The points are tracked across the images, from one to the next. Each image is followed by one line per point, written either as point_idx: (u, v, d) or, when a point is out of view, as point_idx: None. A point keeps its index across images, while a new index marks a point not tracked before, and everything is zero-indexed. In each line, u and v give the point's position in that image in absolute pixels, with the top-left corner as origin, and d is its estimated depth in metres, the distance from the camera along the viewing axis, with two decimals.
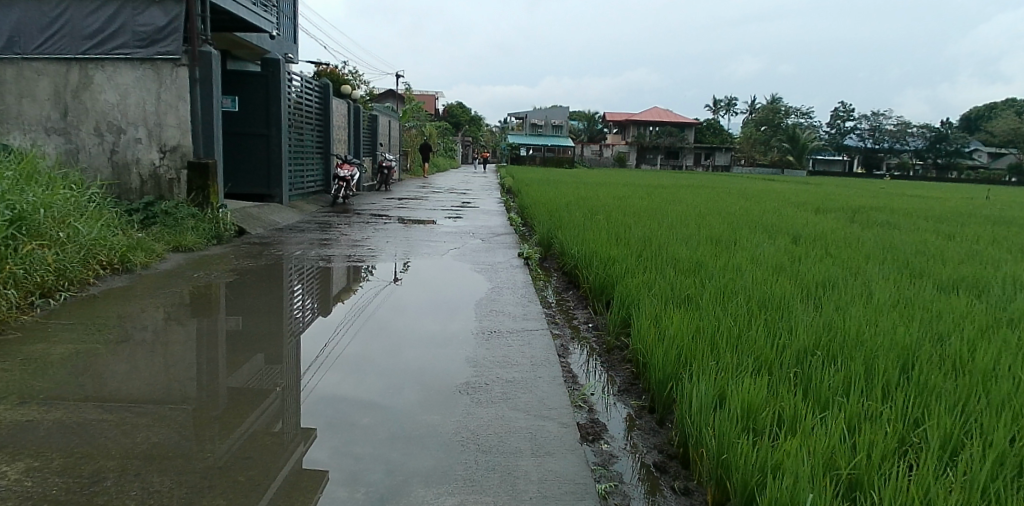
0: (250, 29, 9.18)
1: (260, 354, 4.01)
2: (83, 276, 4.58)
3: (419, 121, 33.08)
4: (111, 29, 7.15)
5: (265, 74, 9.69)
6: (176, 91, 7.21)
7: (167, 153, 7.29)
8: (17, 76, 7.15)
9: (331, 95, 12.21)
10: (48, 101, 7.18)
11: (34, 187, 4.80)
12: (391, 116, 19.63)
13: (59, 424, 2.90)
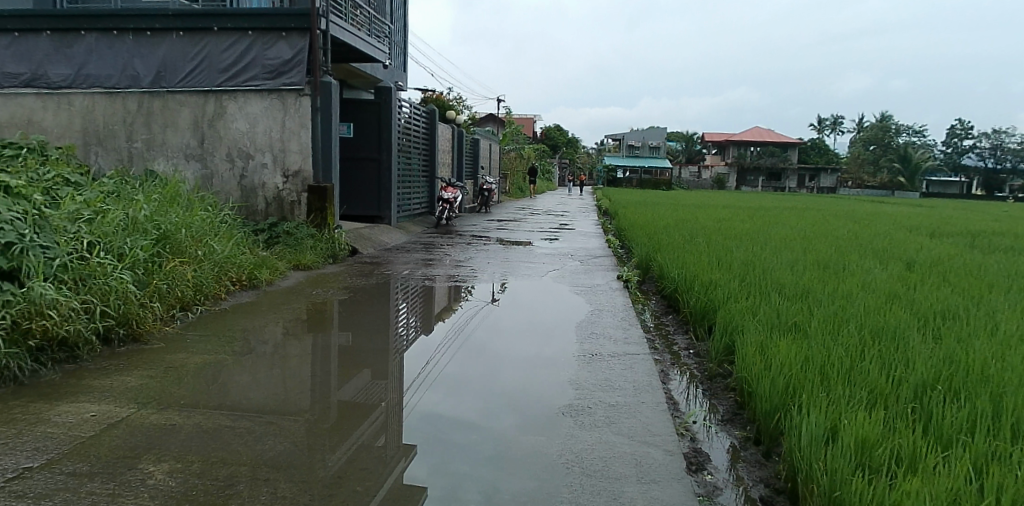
0: (364, 59, 9.68)
1: (367, 370, 4.16)
2: (217, 292, 4.89)
3: (519, 144, 33.78)
4: (244, 62, 7.71)
5: (375, 102, 10.15)
6: (299, 120, 7.68)
7: (290, 178, 7.74)
8: (162, 106, 7.79)
9: (437, 120, 12.63)
10: (187, 130, 7.79)
11: (176, 209, 5.19)
12: (492, 139, 20.04)
13: (197, 429, 3.11)
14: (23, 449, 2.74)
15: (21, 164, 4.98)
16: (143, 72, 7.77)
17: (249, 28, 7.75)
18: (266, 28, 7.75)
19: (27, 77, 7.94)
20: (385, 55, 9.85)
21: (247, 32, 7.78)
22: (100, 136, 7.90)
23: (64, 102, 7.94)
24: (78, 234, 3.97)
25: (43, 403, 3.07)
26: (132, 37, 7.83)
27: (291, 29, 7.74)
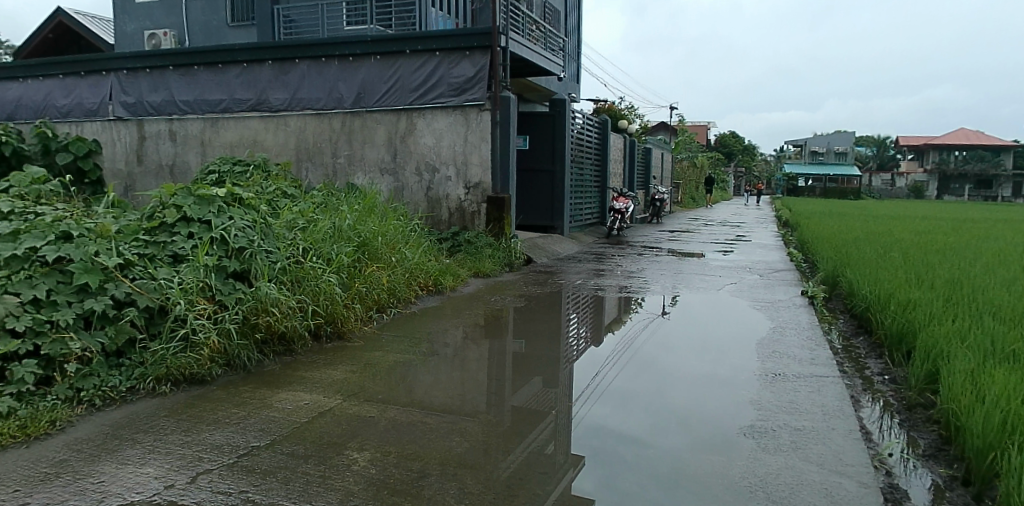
0: (541, 72, 9.64)
1: (538, 378, 4.22)
2: (408, 296, 5.23)
3: (692, 152, 32.85)
4: (429, 81, 7.50)
5: (549, 114, 9.57)
6: (479, 134, 7.39)
7: (471, 189, 7.49)
8: (361, 125, 7.83)
9: (609, 129, 12.11)
10: (383, 146, 7.78)
11: (374, 218, 5.62)
12: (663, 149, 19.60)
13: (392, 422, 3.33)
14: (251, 429, 3.07)
15: (250, 179, 5.65)
16: (345, 94, 7.81)
17: (437, 48, 7.47)
18: (451, 47, 7.42)
19: (253, 102, 8.24)
20: (560, 68, 9.78)
21: (434, 52, 7.49)
22: (310, 153, 8.11)
23: (282, 124, 8.14)
24: (294, 241, 4.43)
25: (266, 390, 3.43)
26: (337, 62, 7.85)
27: (475, 47, 7.40)
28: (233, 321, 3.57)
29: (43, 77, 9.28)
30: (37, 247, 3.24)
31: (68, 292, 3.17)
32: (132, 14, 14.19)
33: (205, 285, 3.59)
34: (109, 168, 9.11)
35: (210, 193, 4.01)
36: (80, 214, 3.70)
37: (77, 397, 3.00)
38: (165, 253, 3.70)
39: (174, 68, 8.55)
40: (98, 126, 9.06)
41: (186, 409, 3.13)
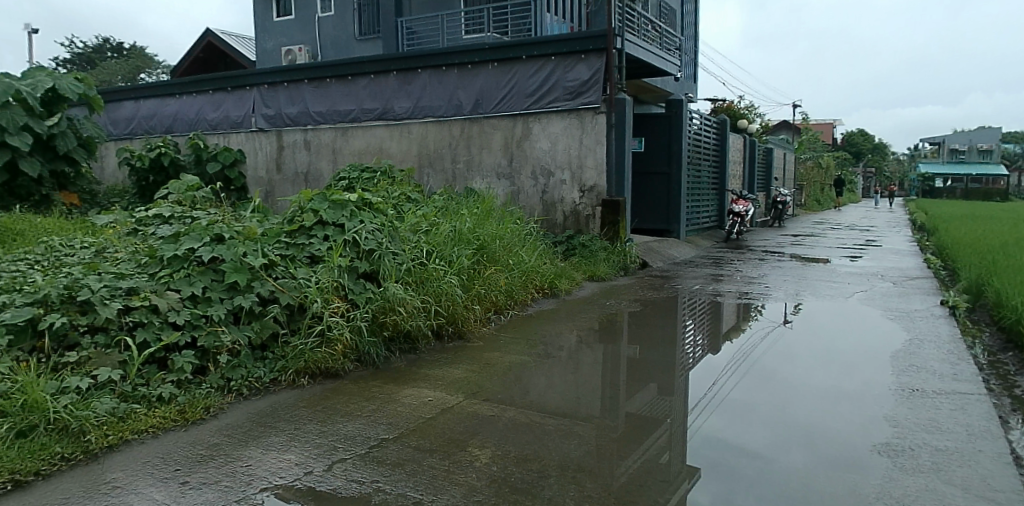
0: (656, 72, 9.38)
1: (653, 385, 4.12)
2: (525, 298, 5.30)
3: (816, 152, 31.00)
4: (545, 85, 7.23)
5: (666, 115, 9.29)
6: (595, 137, 7.04)
7: (586, 192, 7.15)
8: (479, 132, 7.70)
9: (728, 130, 11.60)
10: (499, 150, 7.61)
11: (491, 221, 5.71)
12: (786, 149, 18.67)
13: (513, 422, 3.38)
14: (380, 422, 3.21)
15: (378, 185, 5.93)
16: (464, 101, 7.74)
17: (553, 53, 7.20)
18: (567, 51, 7.13)
19: (378, 111, 8.33)
20: (674, 67, 9.45)
21: (550, 57, 7.24)
22: (431, 159, 8.11)
23: (404, 131, 8.19)
24: (418, 243, 4.60)
25: (392, 385, 3.57)
26: (457, 71, 7.78)
27: (590, 50, 7.05)
28: (364, 319, 3.75)
29: (194, 94, 9.83)
30: (195, 248, 3.56)
31: (221, 290, 3.45)
32: (271, 32, 15.48)
33: (339, 284, 3.81)
34: (251, 176, 9.51)
35: (343, 198, 4.24)
36: (230, 218, 4.02)
37: (227, 386, 3.24)
38: (303, 255, 3.95)
39: (308, 81, 8.84)
40: (242, 137, 9.46)
41: (321, 400, 3.31)
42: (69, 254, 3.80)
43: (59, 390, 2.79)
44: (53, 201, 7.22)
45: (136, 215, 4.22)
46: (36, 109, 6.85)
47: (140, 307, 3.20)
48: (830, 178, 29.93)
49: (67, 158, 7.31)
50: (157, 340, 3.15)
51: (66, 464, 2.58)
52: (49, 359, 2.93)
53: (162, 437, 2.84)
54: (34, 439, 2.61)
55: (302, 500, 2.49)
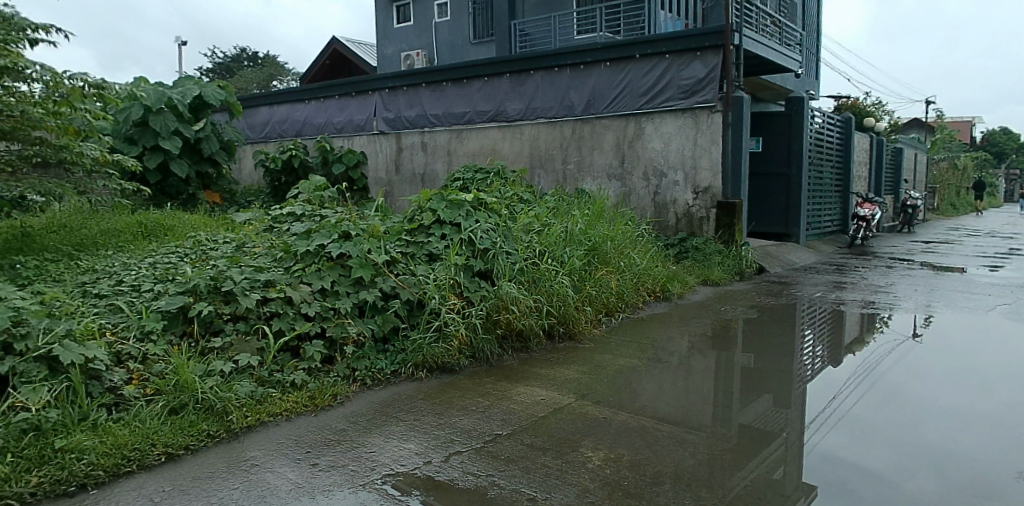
0: (775, 69, 8.96)
1: (767, 396, 3.86)
2: (636, 301, 5.21)
3: (949, 152, 28.62)
4: (659, 83, 7.06)
5: (786, 113, 8.86)
6: (710, 137, 6.81)
7: (700, 194, 6.93)
8: (591, 132, 7.57)
9: (853, 129, 10.92)
10: (611, 151, 7.46)
11: (603, 223, 5.67)
12: (918, 149, 17.34)
13: (625, 426, 3.27)
14: (494, 418, 3.24)
15: (492, 186, 6.05)
16: (575, 102, 7.63)
17: (667, 51, 6.99)
18: (682, 48, 6.92)
19: (492, 114, 8.26)
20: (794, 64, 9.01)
21: (664, 54, 7.03)
22: (543, 159, 8.00)
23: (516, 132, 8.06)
24: (530, 243, 4.66)
25: (505, 383, 3.60)
26: (568, 72, 7.69)
27: (706, 47, 6.81)
28: (478, 316, 3.82)
29: (321, 99, 10.07)
30: (324, 244, 3.76)
31: (347, 284, 3.63)
32: (393, 38, 16.20)
33: (455, 282, 3.91)
34: (371, 177, 9.64)
35: (459, 197, 4.34)
36: (355, 216, 4.19)
37: (352, 375, 3.39)
38: (422, 252, 4.08)
39: (426, 85, 8.84)
40: (364, 140, 9.60)
41: (438, 394, 3.40)
42: (214, 249, 4.12)
43: (206, 372, 3.02)
44: (198, 200, 7.75)
45: (271, 212, 4.49)
46: (185, 115, 7.48)
47: (276, 298, 3.42)
48: (967, 180, 27.45)
49: (210, 160, 7.88)
50: (291, 330, 3.35)
51: (212, 440, 2.79)
52: (198, 343, 3.19)
53: (294, 420, 3.01)
54: (184, 416, 2.84)
55: (422, 488, 2.56)
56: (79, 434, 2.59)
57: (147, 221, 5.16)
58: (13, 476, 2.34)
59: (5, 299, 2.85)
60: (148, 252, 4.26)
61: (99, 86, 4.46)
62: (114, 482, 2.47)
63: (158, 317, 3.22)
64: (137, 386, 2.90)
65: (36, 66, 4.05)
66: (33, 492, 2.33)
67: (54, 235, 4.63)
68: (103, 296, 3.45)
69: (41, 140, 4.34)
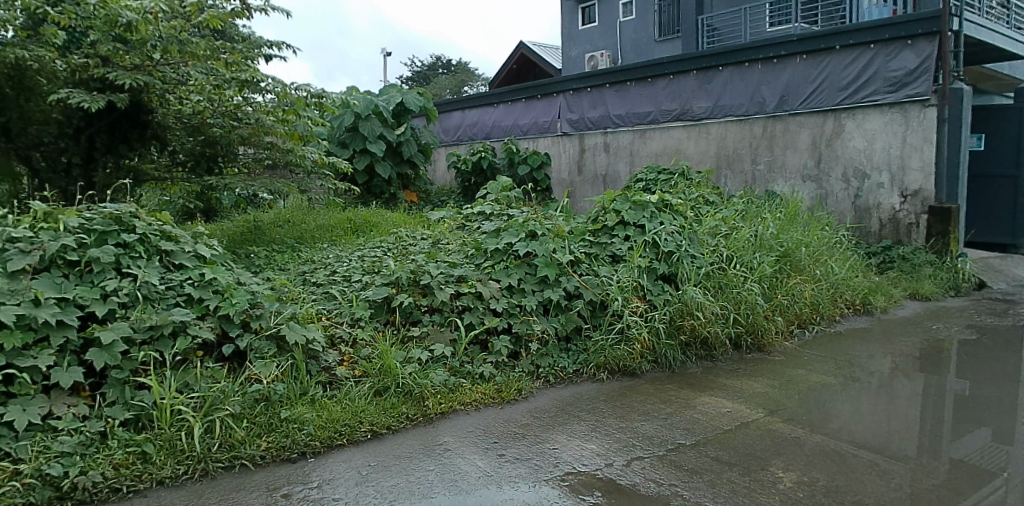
0: (1004, 57, 7.84)
1: (985, 429, 3.28)
2: (833, 314, 4.80)
3: None
4: (862, 77, 6.47)
5: (1015, 107, 7.73)
6: (922, 133, 6.11)
7: (908, 198, 6.24)
8: (784, 129, 7.02)
9: None
10: (805, 151, 6.90)
11: (796, 227, 5.32)
12: None
13: (821, 448, 2.96)
14: (677, 426, 3.13)
15: (676, 187, 5.91)
16: (768, 98, 7.16)
17: (872, 40, 6.39)
18: (890, 38, 6.30)
19: (677, 112, 7.97)
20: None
21: (868, 45, 6.46)
22: (731, 160, 7.49)
23: (704, 131, 7.65)
24: (717, 247, 4.50)
25: (689, 391, 3.48)
26: (759, 66, 7.26)
27: (919, 35, 6.14)
28: (662, 320, 3.77)
29: (510, 102, 10.29)
30: (512, 243, 3.89)
31: (533, 282, 3.73)
32: (578, 40, 16.43)
33: (638, 284, 3.89)
34: (555, 178, 9.50)
35: (644, 199, 4.30)
36: (541, 216, 4.29)
37: (537, 372, 3.47)
38: (606, 253, 4.08)
39: (611, 86, 8.74)
40: (549, 141, 9.57)
41: (620, 396, 3.37)
42: (413, 245, 4.40)
43: (406, 359, 3.25)
44: (398, 198, 8.35)
45: (464, 211, 4.71)
46: (389, 120, 8.20)
47: (468, 293, 3.59)
48: None
49: (410, 162, 8.50)
50: (480, 323, 3.51)
51: (409, 423, 2.98)
52: (399, 331, 3.45)
53: (482, 411, 3.14)
54: (386, 397, 3.07)
55: (604, 490, 2.53)
56: (300, 406, 2.89)
57: (356, 217, 5.67)
58: (246, 440, 2.66)
59: (244, 283, 3.24)
60: (358, 246, 4.67)
61: (319, 94, 4.80)
62: (326, 453, 2.73)
63: (366, 306, 3.54)
64: (348, 367, 3.19)
65: (269, 79, 4.55)
66: (262, 455, 2.64)
67: (281, 229, 5.24)
68: (320, 285, 3.85)
69: (271, 145, 4.98)
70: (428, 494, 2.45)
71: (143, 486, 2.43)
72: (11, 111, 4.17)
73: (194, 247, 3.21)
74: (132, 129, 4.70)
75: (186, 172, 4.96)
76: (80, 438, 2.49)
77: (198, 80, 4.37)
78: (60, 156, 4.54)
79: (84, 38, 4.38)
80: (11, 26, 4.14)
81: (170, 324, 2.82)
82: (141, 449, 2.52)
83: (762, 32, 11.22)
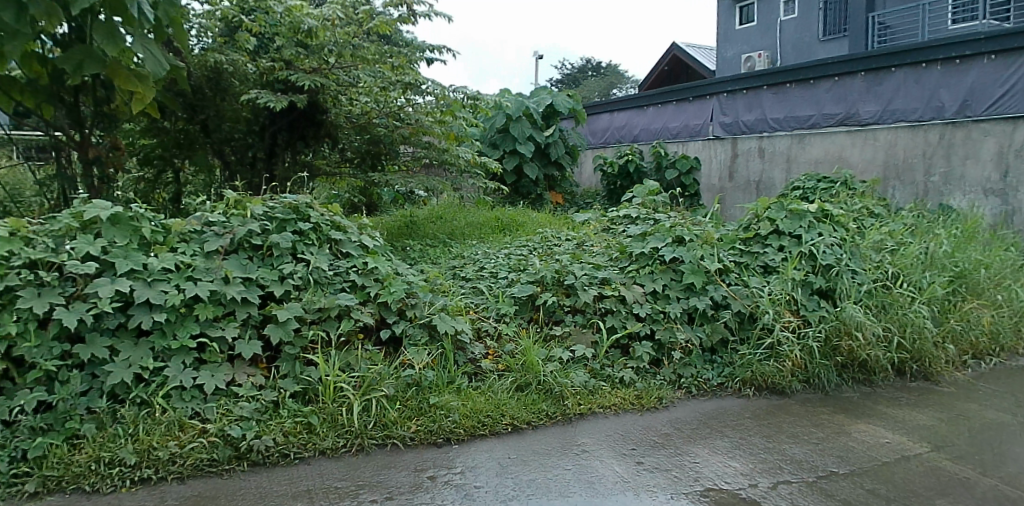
0: None
1: None
2: (1017, 346, 4.21)
3: None
4: None
5: None
6: None
7: None
8: (965, 137, 6.14)
9: None
10: (990, 161, 5.98)
11: (975, 246, 4.79)
12: None
13: (997, 491, 2.58)
14: (830, 453, 2.87)
15: (836, 196, 5.53)
16: (947, 102, 6.30)
17: None
18: None
19: (840, 117, 7.25)
20: None
21: None
22: (900, 170, 6.65)
23: (870, 138, 6.88)
24: (881, 263, 4.16)
25: (843, 416, 3.22)
26: (940, 66, 6.42)
27: None
28: (817, 339, 3.55)
29: (660, 104, 9.83)
30: (659, 247, 3.83)
31: (679, 289, 3.66)
32: (733, 40, 15.75)
33: (791, 298, 3.69)
34: (704, 184, 8.90)
35: (802, 208, 4.05)
36: (689, 222, 4.18)
37: (679, 381, 3.40)
38: (757, 263, 3.92)
39: (770, 87, 8.06)
40: (699, 145, 9.00)
41: (768, 415, 3.20)
42: (558, 245, 4.44)
43: (548, 357, 3.30)
44: (544, 199, 8.44)
45: (608, 214, 4.72)
46: (538, 122, 8.35)
47: (612, 296, 3.58)
48: None
49: (556, 163, 8.58)
50: (622, 327, 3.49)
51: (549, 421, 3.01)
52: (542, 329, 3.51)
53: (621, 416, 3.10)
54: (527, 393, 3.12)
55: None
56: (447, 394, 3.00)
57: (503, 216, 5.83)
58: (398, 421, 2.82)
59: (401, 273, 3.43)
60: (504, 244, 4.79)
61: (474, 98, 5.15)
62: (469, 442, 2.83)
63: (511, 302, 3.62)
64: (492, 361, 3.29)
65: (430, 82, 4.91)
66: (412, 437, 2.79)
67: (434, 225, 5.49)
68: (468, 279, 4.00)
69: (429, 144, 5.26)
70: (565, 493, 2.45)
71: (308, 454, 2.65)
72: (209, 109, 4.68)
73: (359, 237, 3.43)
74: (308, 127, 5.16)
75: (354, 168, 5.36)
76: (257, 405, 2.75)
77: (367, 83, 4.76)
78: (247, 151, 5.07)
79: (271, 43, 4.83)
80: (212, 32, 4.59)
81: (336, 307, 3.05)
82: (307, 420, 2.75)
83: (943, 31, 10.19)
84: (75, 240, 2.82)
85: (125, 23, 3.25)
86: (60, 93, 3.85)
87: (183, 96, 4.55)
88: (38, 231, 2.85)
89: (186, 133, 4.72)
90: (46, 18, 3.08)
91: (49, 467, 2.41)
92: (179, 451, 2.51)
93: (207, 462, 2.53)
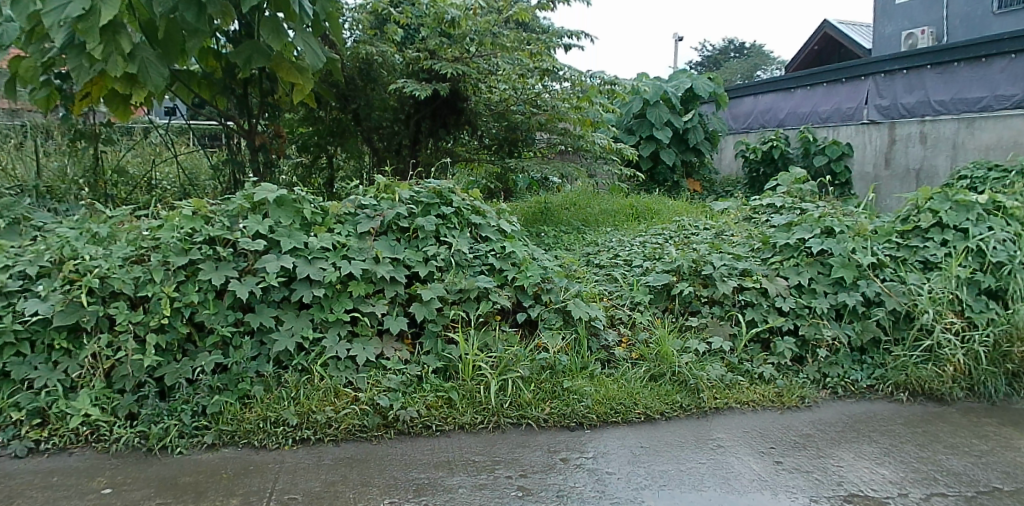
0: None
1: None
2: None
3: None
4: None
5: None
6: None
7: None
8: None
9: None
10: None
11: None
12: None
13: None
14: (994, 467, 2.61)
15: (1012, 187, 4.98)
16: None
17: None
18: None
19: (1017, 99, 6.41)
20: None
21: None
22: None
23: None
24: None
25: (1013, 430, 2.91)
26: None
27: None
28: (984, 344, 3.24)
29: (810, 87, 9.21)
30: (806, 238, 3.64)
31: (826, 283, 3.46)
32: (893, 16, 14.47)
33: (955, 298, 3.37)
34: (857, 171, 8.10)
35: (970, 199, 3.68)
36: (840, 212, 3.94)
37: (824, 381, 3.24)
38: (916, 259, 3.62)
39: (934, 66, 7.35)
40: (852, 130, 8.35)
41: (922, 422, 2.97)
42: (695, 234, 4.34)
43: (683, 348, 3.25)
44: (681, 187, 8.26)
45: (751, 201, 4.55)
46: (677, 106, 8.14)
47: (753, 288, 3.46)
48: None
49: (695, 149, 8.37)
50: (763, 321, 3.37)
51: (683, 412, 2.97)
52: (678, 319, 3.46)
53: (760, 413, 3.01)
54: (661, 384, 3.10)
55: None
56: (580, 379, 3.04)
57: (637, 204, 5.75)
58: (532, 402, 2.89)
59: (537, 258, 3.51)
60: (640, 232, 4.76)
61: (611, 83, 5.10)
62: (601, 428, 2.85)
63: (646, 291, 3.59)
64: (626, 348, 3.29)
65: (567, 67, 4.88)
66: (546, 418, 2.85)
67: (568, 211, 5.53)
68: (602, 266, 4.02)
69: (564, 131, 5.28)
70: (698, 486, 2.41)
71: (447, 427, 2.78)
72: (360, 99, 4.97)
73: (497, 222, 3.53)
74: (450, 114, 5.32)
75: (494, 155, 5.49)
76: (403, 378, 2.91)
77: (505, 70, 4.85)
78: (394, 138, 5.31)
79: (417, 34, 5.04)
80: (362, 25, 4.85)
81: (475, 289, 3.15)
82: (448, 395, 2.88)
83: None
84: (246, 219, 3.10)
85: (288, 19, 3.50)
86: (233, 84, 4.23)
87: (337, 87, 4.89)
88: (216, 210, 3.15)
89: (338, 122, 5.10)
90: (223, 17, 3.40)
91: (225, 422, 2.69)
92: (334, 415, 2.73)
93: (359, 428, 2.73)
